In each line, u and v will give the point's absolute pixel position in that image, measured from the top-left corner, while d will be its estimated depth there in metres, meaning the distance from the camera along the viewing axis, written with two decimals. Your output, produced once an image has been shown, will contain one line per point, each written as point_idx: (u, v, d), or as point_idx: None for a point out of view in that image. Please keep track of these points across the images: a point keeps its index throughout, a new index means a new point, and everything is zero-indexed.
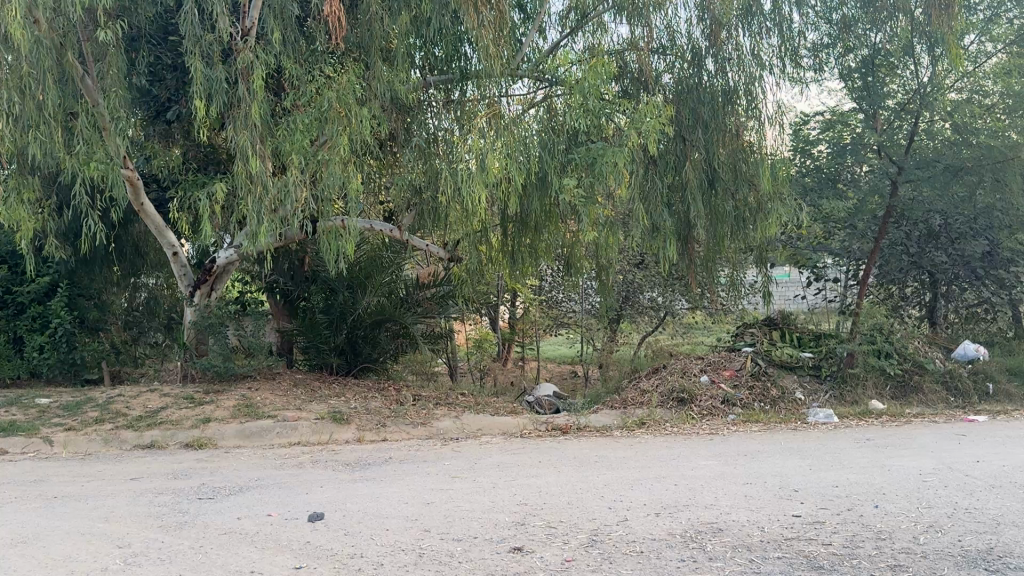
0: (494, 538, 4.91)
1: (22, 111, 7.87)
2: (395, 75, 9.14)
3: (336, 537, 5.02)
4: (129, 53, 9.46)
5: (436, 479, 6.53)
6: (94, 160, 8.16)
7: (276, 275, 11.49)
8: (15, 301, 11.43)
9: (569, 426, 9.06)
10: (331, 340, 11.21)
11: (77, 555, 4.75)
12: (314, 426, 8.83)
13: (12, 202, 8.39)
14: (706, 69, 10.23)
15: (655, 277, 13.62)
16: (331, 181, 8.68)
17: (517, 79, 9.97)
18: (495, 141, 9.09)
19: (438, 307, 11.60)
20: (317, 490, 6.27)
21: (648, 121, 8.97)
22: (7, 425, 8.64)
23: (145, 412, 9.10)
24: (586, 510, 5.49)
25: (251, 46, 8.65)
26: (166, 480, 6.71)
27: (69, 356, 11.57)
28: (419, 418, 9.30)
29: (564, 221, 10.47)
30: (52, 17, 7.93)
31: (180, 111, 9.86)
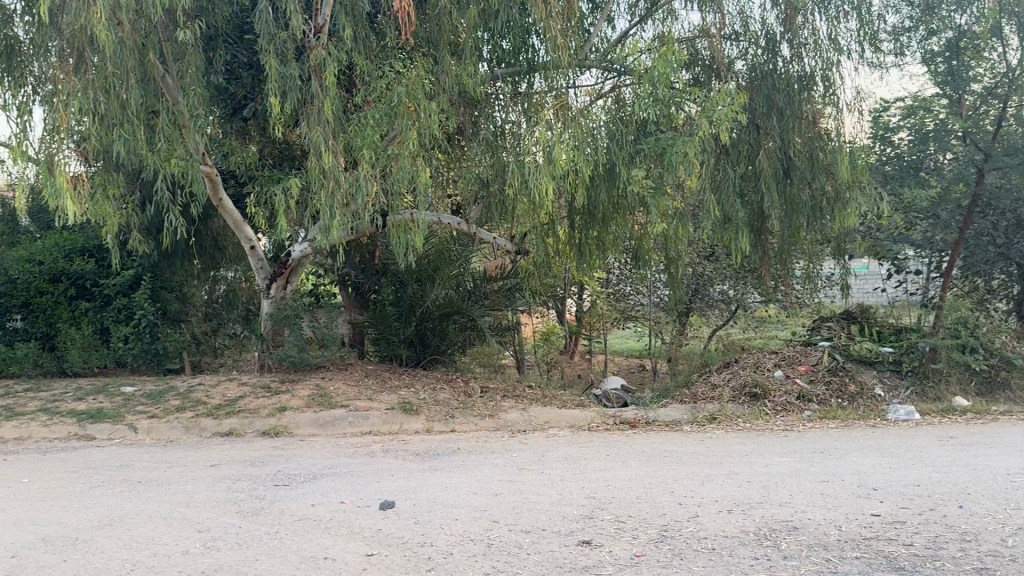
0: (562, 531, 4.89)
1: (108, 110, 8.10)
2: (463, 69, 9.18)
3: (406, 526, 5.09)
4: (207, 52, 9.74)
5: (504, 471, 6.56)
6: (175, 157, 8.56)
7: (348, 268, 11.71)
8: (101, 294, 12.00)
9: (638, 421, 8.96)
10: (401, 332, 11.32)
11: (160, 538, 4.93)
12: (384, 416, 8.98)
13: (99, 198, 8.74)
14: (781, 55, 9.99)
15: (726, 270, 13.23)
16: (401, 176, 8.81)
17: (585, 70, 9.96)
18: (563, 132, 9.04)
19: (505, 300, 11.65)
20: (388, 479, 6.36)
21: (720, 109, 8.71)
22: (95, 412, 9.05)
23: (223, 401, 9.40)
24: (656, 505, 5.42)
25: (324, 44, 8.83)
26: (243, 467, 6.92)
27: (152, 347, 12.03)
28: (487, 410, 9.35)
29: (632, 213, 10.34)
30: (135, 19, 8.21)
31: (257, 109, 10.14)
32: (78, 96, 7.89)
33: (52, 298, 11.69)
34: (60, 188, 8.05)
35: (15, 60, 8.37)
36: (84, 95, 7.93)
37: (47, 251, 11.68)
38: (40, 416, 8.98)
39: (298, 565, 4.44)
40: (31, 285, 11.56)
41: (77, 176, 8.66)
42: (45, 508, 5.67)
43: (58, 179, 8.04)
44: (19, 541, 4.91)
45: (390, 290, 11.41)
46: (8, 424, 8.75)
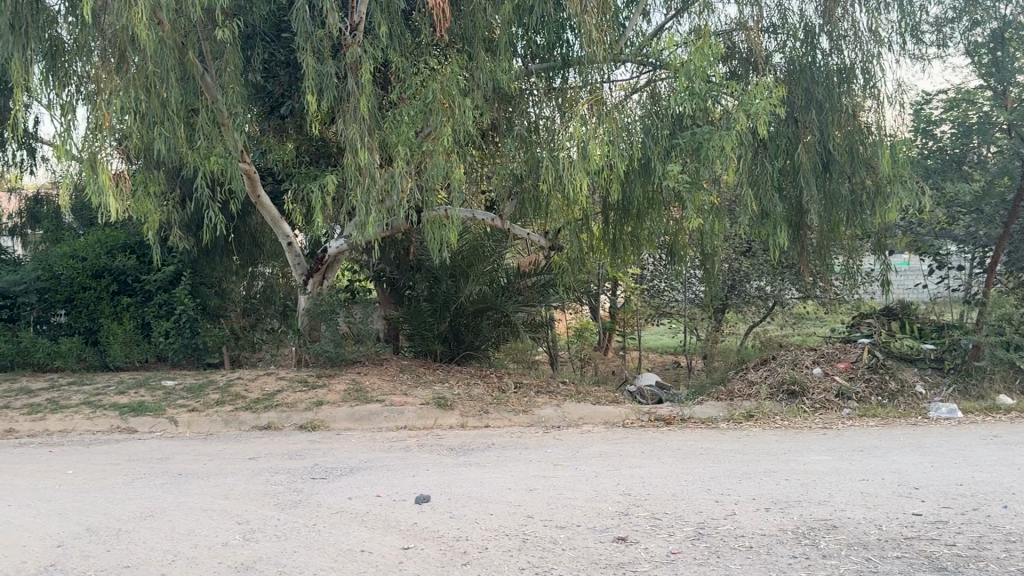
0: (598, 527, 4.88)
1: (149, 108, 8.29)
2: (498, 65, 9.18)
3: (442, 519, 5.11)
4: (245, 50, 9.89)
5: (539, 467, 6.56)
6: (215, 154, 8.73)
7: (382, 264, 11.73)
8: (143, 290, 12.22)
9: (673, 417, 8.90)
10: (435, 327, 11.39)
11: (201, 530, 5.01)
12: (419, 411, 9.03)
13: (141, 195, 8.93)
14: (819, 48, 9.85)
15: (764, 266, 12.97)
16: (435, 172, 8.86)
17: (620, 64, 9.92)
18: (597, 127, 9.00)
19: (539, 296, 11.62)
20: (423, 473, 6.40)
21: (757, 102, 8.55)
22: (137, 405, 9.22)
23: (262, 395, 9.52)
24: (692, 502, 5.38)
25: (359, 41, 8.88)
26: (281, 460, 7.01)
27: (192, 341, 12.16)
28: (521, 406, 9.36)
29: (667, 208, 10.27)
30: (175, 18, 8.33)
31: (293, 106, 10.26)
32: (120, 96, 8.05)
33: (95, 294, 12.01)
34: (103, 186, 8.20)
35: (59, 62, 8.35)
36: (126, 95, 8.08)
37: (90, 247, 12.02)
38: (84, 410, 9.18)
39: (335, 557, 4.48)
40: (75, 280, 11.96)
41: (119, 173, 8.73)
42: (89, 499, 5.80)
43: (101, 177, 8.18)
44: (65, 530, 5.03)
45: (424, 286, 11.47)
46: (54, 417, 8.96)
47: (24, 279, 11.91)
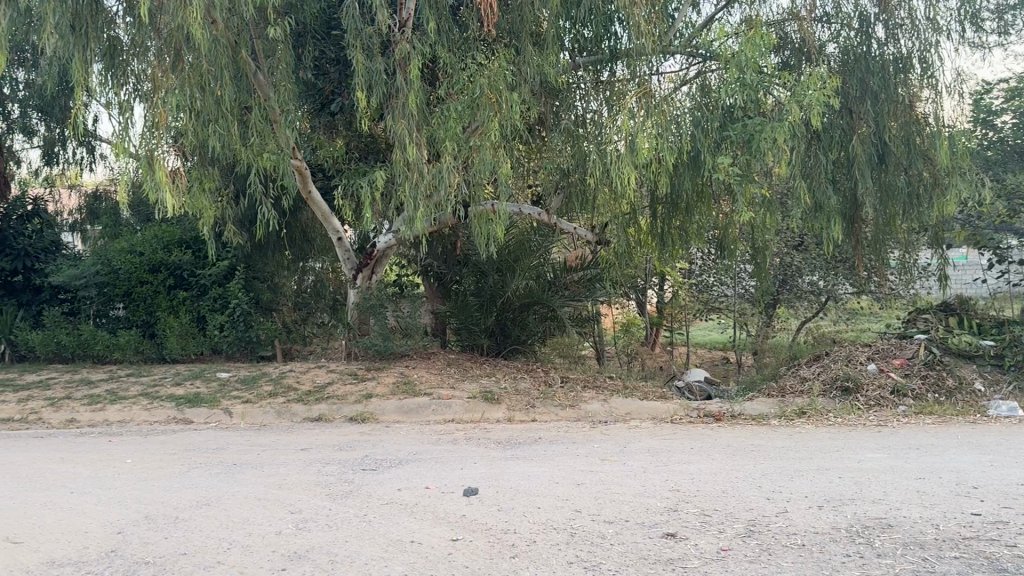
0: (646, 523, 4.85)
1: (204, 106, 8.44)
2: (545, 59, 9.18)
3: (490, 512, 5.14)
4: (296, 48, 10.04)
5: (586, 461, 6.55)
6: (267, 152, 9.03)
7: (430, 259, 11.89)
8: (198, 284, 12.46)
9: (722, 414, 8.81)
10: (481, 322, 11.42)
11: (255, 519, 5.12)
12: (466, 404, 9.09)
13: (196, 191, 9.16)
14: (875, 37, 9.61)
15: (817, 260, 12.70)
16: (483, 167, 8.90)
17: (669, 56, 9.84)
18: (645, 120, 8.93)
19: (586, 290, 11.62)
20: (471, 466, 6.45)
21: (811, 93, 8.39)
22: (193, 396, 9.46)
23: (313, 387, 9.68)
24: (743, 499, 5.33)
25: (408, 37, 8.95)
26: (331, 451, 7.12)
27: (245, 334, 12.44)
28: (567, 400, 9.36)
29: (717, 201, 10.17)
30: (228, 17, 8.47)
31: (343, 103, 10.42)
32: (176, 94, 8.17)
33: (152, 287, 12.33)
34: (160, 182, 8.41)
35: (118, 59, 8.54)
36: (182, 93, 8.21)
37: (147, 242, 12.32)
38: (142, 400, 9.44)
39: (386, 548, 4.54)
40: (133, 274, 12.29)
41: (175, 171, 8.93)
42: (148, 487, 5.97)
43: (158, 174, 8.39)
44: (125, 518, 5.18)
45: (471, 281, 11.53)
46: (114, 407, 9.24)
47: (84, 274, 12.18)
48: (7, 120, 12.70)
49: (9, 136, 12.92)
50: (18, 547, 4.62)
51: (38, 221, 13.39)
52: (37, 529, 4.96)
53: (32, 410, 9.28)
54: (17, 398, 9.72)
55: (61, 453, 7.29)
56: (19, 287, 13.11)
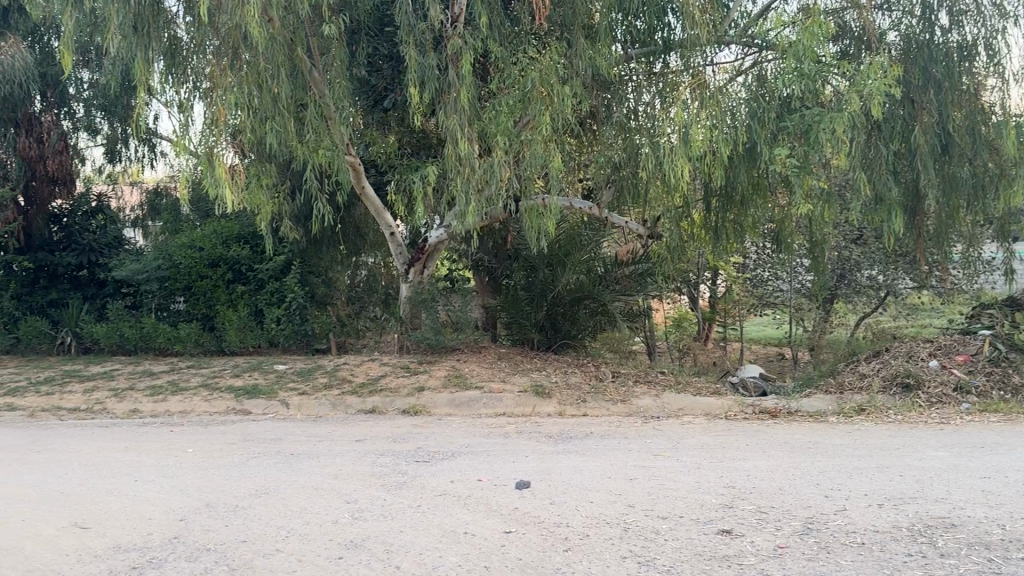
0: (701, 519, 4.81)
1: (261, 103, 8.59)
2: (598, 51, 9.13)
3: (543, 505, 5.16)
4: (350, 45, 10.15)
5: (639, 457, 6.52)
6: (323, 148, 9.25)
7: (481, 253, 12.03)
8: (255, 279, 12.74)
9: (778, 411, 8.66)
10: (532, 316, 11.41)
11: (313, 508, 5.22)
12: (517, 398, 9.12)
13: (253, 187, 9.43)
14: (938, 25, 9.31)
15: (876, 254, 12.42)
16: (534, 161, 8.90)
17: (724, 46, 9.72)
18: (700, 111, 8.82)
19: (637, 285, 11.47)
20: (523, 459, 6.47)
21: (871, 83, 8.20)
22: (252, 388, 9.70)
23: (366, 380, 9.82)
24: (800, 497, 5.24)
25: (460, 32, 9.01)
26: (385, 443, 7.22)
27: (301, 328, 12.61)
28: (619, 395, 9.32)
29: (773, 193, 10.03)
30: (285, 16, 8.62)
31: (397, 99, 10.51)
32: (234, 92, 8.37)
33: (211, 281, 12.64)
34: (219, 178, 8.59)
35: (178, 58, 8.76)
36: (239, 91, 8.42)
37: (206, 238, 12.55)
38: (202, 391, 9.69)
39: (440, 538, 4.59)
40: (193, 269, 12.58)
41: (234, 167, 9.13)
42: (209, 476, 6.13)
43: (217, 170, 8.58)
44: (187, 505, 5.33)
45: (521, 275, 11.59)
46: (175, 398, 9.50)
47: (146, 268, 12.57)
48: (73, 120, 13.11)
49: (74, 136, 13.27)
50: (87, 532, 4.79)
51: (102, 217, 13.91)
52: (104, 515, 5.14)
53: (98, 400, 9.61)
54: (85, 388, 10.08)
55: (125, 441, 7.53)
56: (85, 282, 13.83)
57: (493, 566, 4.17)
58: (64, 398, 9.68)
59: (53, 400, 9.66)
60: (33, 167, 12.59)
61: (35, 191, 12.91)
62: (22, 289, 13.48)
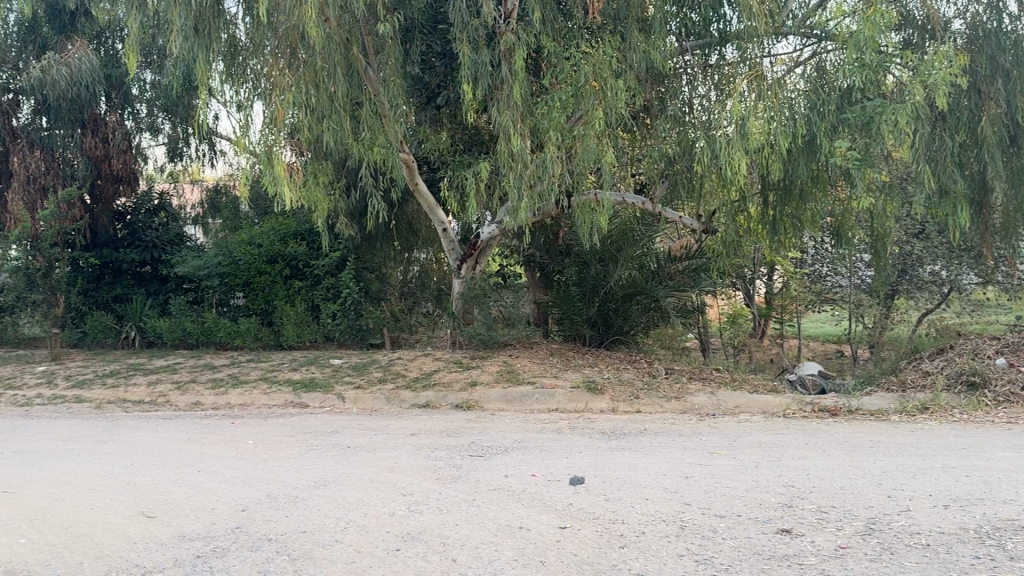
0: (759, 518, 4.75)
1: (318, 102, 8.80)
2: (653, 44, 9.06)
3: (598, 502, 5.15)
4: (404, 43, 10.24)
5: (695, 454, 6.46)
6: (378, 145, 9.37)
7: (532, 249, 11.99)
8: (312, 274, 13.01)
9: (838, 408, 8.49)
10: (584, 311, 11.38)
11: (370, 500, 5.30)
12: (570, 394, 9.11)
13: (311, 184, 9.57)
14: (1007, 13, 9.03)
15: (939, 248, 12.12)
16: (586, 156, 8.86)
17: (782, 38, 9.58)
18: (757, 103, 8.71)
19: (691, 280, 11.33)
20: (577, 455, 6.47)
21: (936, 72, 7.99)
22: (309, 381, 9.89)
23: (420, 374, 9.93)
24: (862, 497, 5.14)
25: (513, 28, 9.03)
26: (440, 437, 7.29)
27: (356, 323, 12.82)
28: (673, 392, 9.24)
29: (833, 186, 9.85)
30: (341, 15, 8.75)
31: (449, 96, 10.61)
32: (293, 91, 8.58)
33: (270, 278, 12.92)
34: (278, 176, 8.80)
35: (237, 59, 8.93)
36: (297, 90, 8.61)
37: (264, 235, 12.94)
38: (261, 385, 9.91)
39: (495, 533, 4.62)
40: (252, 265, 12.95)
41: (292, 165, 9.40)
42: (269, 467, 6.27)
43: (276, 168, 8.78)
44: (248, 496, 5.47)
45: (573, 270, 11.51)
46: (235, 391, 9.74)
47: (207, 264, 13.05)
48: (136, 120, 13.46)
49: (138, 135, 13.66)
50: (153, 521, 4.95)
51: (164, 215, 14.41)
52: (170, 505, 5.30)
53: (161, 392, 9.90)
54: (149, 381, 10.40)
55: (188, 433, 7.76)
56: (149, 277, 14.23)
57: (548, 561, 4.19)
58: (129, 391, 10.00)
59: (119, 392, 9.98)
60: (99, 166, 12.94)
61: (100, 189, 13.27)
62: (88, 284, 13.95)
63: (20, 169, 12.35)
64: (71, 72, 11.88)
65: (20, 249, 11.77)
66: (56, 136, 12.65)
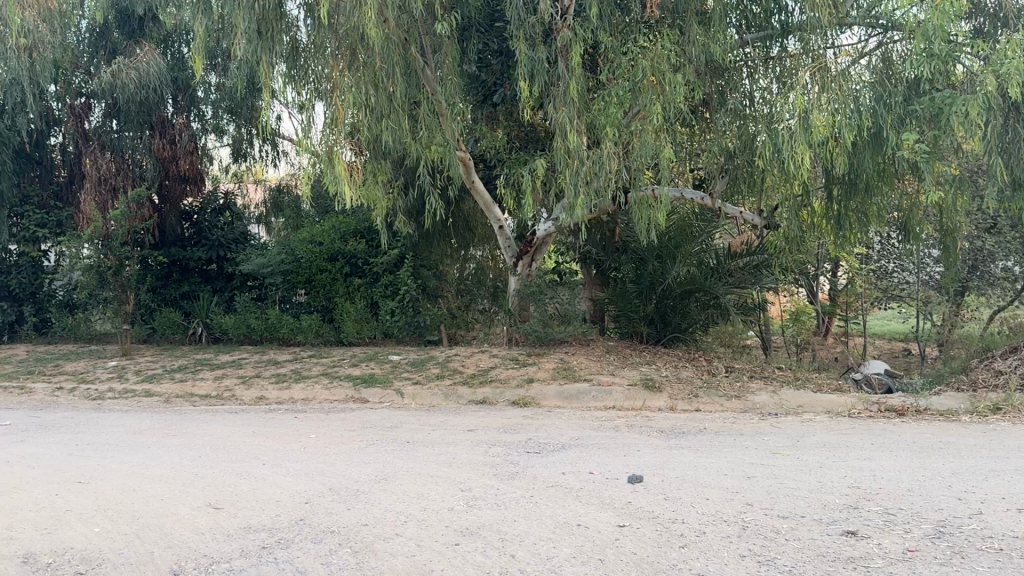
0: (824, 519, 4.67)
1: (378, 102, 8.87)
2: (713, 38, 8.96)
3: (657, 501, 5.12)
4: (461, 42, 10.33)
5: (756, 454, 6.37)
6: (436, 144, 9.51)
7: (589, 246, 12.03)
8: (371, 271, 13.22)
9: (906, 408, 8.27)
10: (641, 309, 11.26)
11: (429, 495, 5.37)
12: (627, 392, 9.06)
13: (370, 183, 9.78)
14: None
15: (1012, 243, 11.72)
16: (644, 151, 8.81)
17: (846, 29, 9.33)
18: (820, 96, 8.54)
19: (751, 277, 11.10)
20: (635, 454, 6.43)
21: (1010, 61, 7.70)
22: (368, 377, 10.06)
23: (477, 370, 10.01)
24: (931, 499, 5.00)
25: (570, 24, 9.01)
26: (497, 433, 7.33)
27: (414, 320, 12.92)
28: (733, 391, 9.11)
29: (900, 179, 9.63)
30: (400, 15, 8.85)
31: (506, 93, 10.62)
32: (352, 92, 8.68)
33: (330, 276, 13.17)
34: (339, 176, 8.97)
35: (299, 60, 9.07)
36: (357, 91, 8.72)
37: (325, 233, 13.09)
38: (322, 380, 10.12)
39: (553, 529, 4.63)
40: (313, 263, 13.16)
41: (352, 164, 9.55)
42: (330, 461, 6.39)
43: (337, 168, 8.95)
44: (311, 489, 5.59)
45: (631, 268, 11.40)
46: (298, 386, 9.95)
47: (270, 262, 13.24)
48: (202, 121, 13.83)
49: (203, 136, 13.99)
50: (220, 512, 5.09)
51: (229, 214, 14.73)
52: (236, 497, 5.45)
53: (227, 387, 10.17)
54: (216, 375, 10.72)
55: (252, 427, 7.96)
56: (215, 275, 14.64)
57: (607, 559, 4.18)
58: (196, 385, 10.30)
59: (187, 386, 10.28)
60: (167, 167, 13.31)
61: (168, 190, 13.65)
62: (157, 282, 14.41)
63: (91, 170, 12.81)
64: (139, 76, 12.33)
65: (93, 248, 12.21)
66: (125, 138, 13.12)
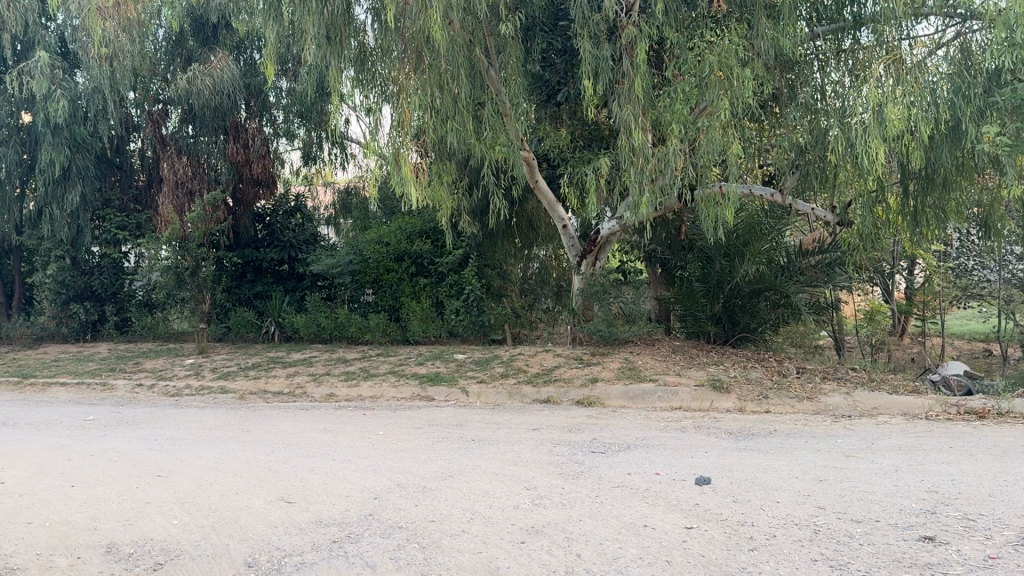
0: (900, 524, 4.54)
1: (442, 103, 9.01)
2: (782, 31, 8.77)
3: (725, 503, 5.06)
4: (525, 42, 10.36)
5: (827, 457, 6.22)
6: (499, 144, 9.60)
7: (654, 245, 12.00)
8: (436, 271, 13.44)
9: (987, 411, 7.98)
10: (708, 308, 11.09)
11: (495, 492, 5.41)
12: (694, 392, 8.95)
13: (435, 184, 9.89)
14: None
15: None
16: (711, 148, 8.68)
17: (922, 19, 9.00)
18: (895, 88, 8.27)
19: (824, 276, 10.85)
20: (702, 455, 6.36)
21: None
22: (434, 376, 10.15)
23: (541, 370, 10.02)
24: (1015, 505, 4.80)
25: (635, 20, 8.94)
26: (562, 433, 7.34)
27: (479, 319, 13.06)
28: (805, 392, 8.92)
29: (982, 173, 9.27)
30: (464, 17, 8.95)
31: (569, 93, 10.67)
32: (417, 95, 8.80)
33: (397, 276, 13.43)
34: (405, 177, 9.13)
35: (366, 64, 9.19)
36: (423, 93, 8.84)
37: (392, 234, 13.40)
38: (390, 378, 10.28)
39: (619, 529, 4.62)
40: (381, 262, 13.48)
41: (417, 166, 9.67)
42: (398, 457, 6.50)
43: (403, 170, 9.11)
44: (379, 485, 5.69)
45: (697, 266, 11.28)
46: (366, 384, 10.12)
47: (341, 263, 13.68)
48: (274, 126, 14.40)
49: (276, 141, 14.57)
50: (292, 506, 5.23)
51: (300, 215, 15.10)
52: (307, 491, 5.59)
53: (298, 384, 10.42)
54: (288, 373, 10.99)
55: (322, 423, 8.12)
56: (287, 275, 15.01)
57: (674, 560, 4.15)
58: (268, 383, 10.57)
59: (259, 384, 10.57)
60: (241, 171, 13.72)
61: (242, 194, 14.00)
62: (232, 282, 14.82)
63: (169, 174, 13.15)
64: (213, 82, 12.81)
65: (170, 249, 12.64)
66: (201, 143, 13.45)
